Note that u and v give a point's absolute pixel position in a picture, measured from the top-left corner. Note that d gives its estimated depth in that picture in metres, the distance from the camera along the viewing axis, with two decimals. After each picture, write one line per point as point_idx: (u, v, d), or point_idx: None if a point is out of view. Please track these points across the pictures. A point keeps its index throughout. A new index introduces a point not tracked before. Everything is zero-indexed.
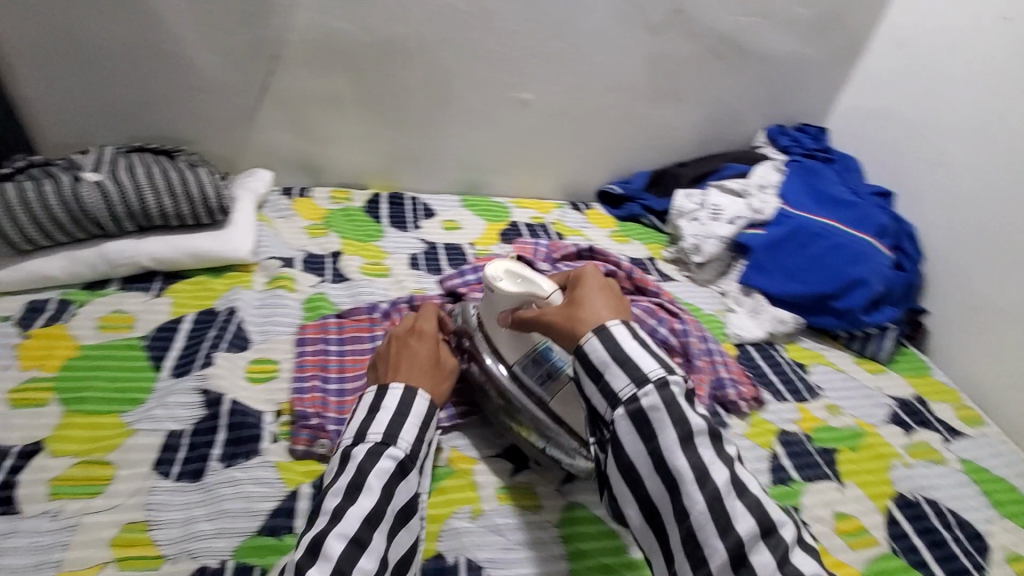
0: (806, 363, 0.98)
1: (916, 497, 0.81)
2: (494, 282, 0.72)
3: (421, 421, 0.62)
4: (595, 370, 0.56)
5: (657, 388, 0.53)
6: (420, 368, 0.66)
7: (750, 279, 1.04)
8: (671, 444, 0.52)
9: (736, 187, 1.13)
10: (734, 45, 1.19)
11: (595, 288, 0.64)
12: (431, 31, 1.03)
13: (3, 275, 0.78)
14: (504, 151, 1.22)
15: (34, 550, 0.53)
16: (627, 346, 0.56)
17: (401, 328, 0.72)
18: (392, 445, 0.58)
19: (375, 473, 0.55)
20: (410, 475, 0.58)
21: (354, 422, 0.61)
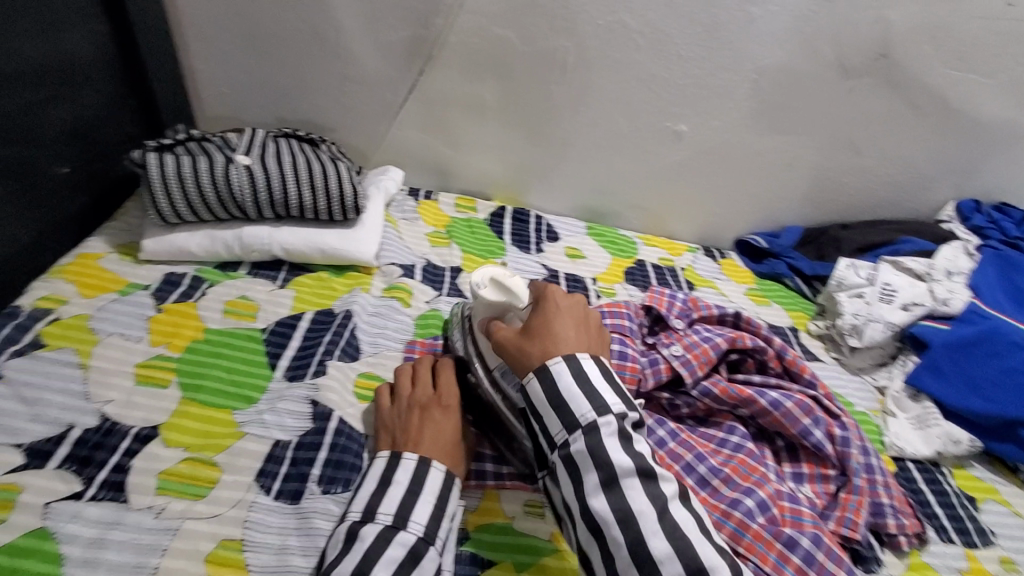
0: (977, 497, 0.78)
1: None
2: (477, 290, 0.69)
3: (436, 498, 0.54)
4: (553, 406, 0.55)
5: (584, 434, 0.53)
6: (434, 434, 0.60)
7: (919, 380, 0.86)
8: (591, 487, 0.51)
9: (917, 267, 0.96)
10: (940, 101, 1.01)
11: (563, 313, 0.62)
12: (595, 48, 0.96)
13: (150, 245, 0.79)
14: (644, 183, 1.12)
15: (136, 549, 0.51)
16: (564, 384, 0.55)
17: (424, 392, 0.64)
18: (402, 530, 0.51)
19: (381, 561, 0.49)
20: (423, 563, 0.50)
21: (362, 495, 0.55)
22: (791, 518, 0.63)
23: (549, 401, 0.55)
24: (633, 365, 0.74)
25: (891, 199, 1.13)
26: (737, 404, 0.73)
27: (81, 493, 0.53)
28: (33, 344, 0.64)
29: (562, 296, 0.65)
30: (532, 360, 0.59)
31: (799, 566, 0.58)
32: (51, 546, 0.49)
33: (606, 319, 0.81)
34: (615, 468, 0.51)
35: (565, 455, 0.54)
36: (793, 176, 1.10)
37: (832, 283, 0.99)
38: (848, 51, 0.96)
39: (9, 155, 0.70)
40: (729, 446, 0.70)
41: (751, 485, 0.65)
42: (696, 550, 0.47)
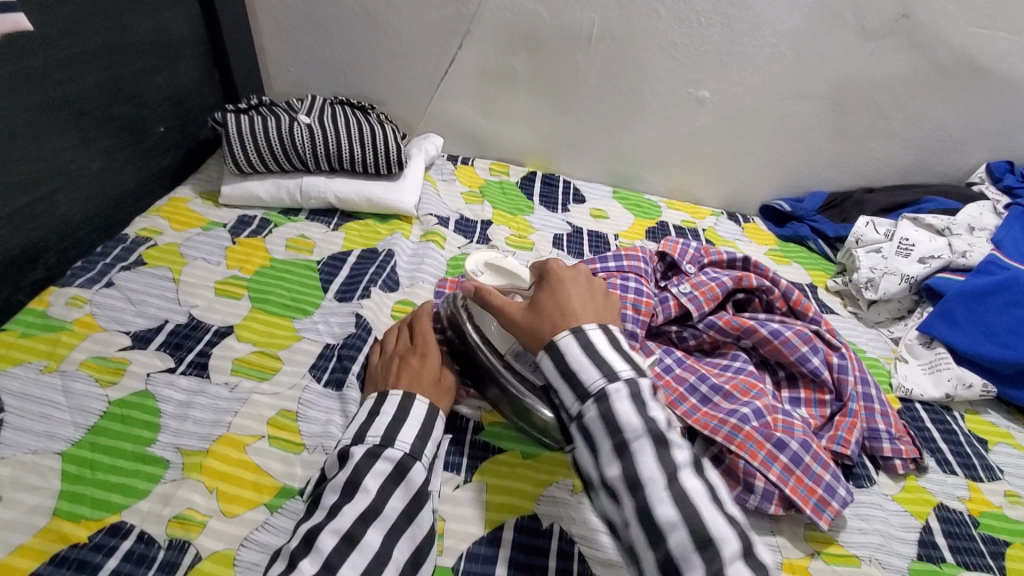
0: (986, 439, 0.80)
1: None
2: (476, 276, 0.79)
3: (419, 423, 0.59)
4: (564, 377, 0.55)
5: (595, 401, 0.51)
6: (414, 377, 0.64)
7: (933, 328, 0.88)
8: (606, 455, 0.51)
9: (938, 223, 0.98)
10: (968, 61, 1.02)
11: (568, 281, 0.63)
12: (619, 19, 1.03)
13: (228, 191, 0.93)
14: (668, 149, 1.18)
15: (214, 410, 0.63)
16: (572, 357, 0.55)
17: (404, 344, 0.69)
18: (390, 447, 0.55)
19: (370, 473, 0.53)
20: (410, 476, 0.54)
21: (355, 424, 0.59)
22: (783, 426, 0.68)
23: (557, 370, 0.55)
24: (647, 299, 0.81)
25: (920, 163, 1.14)
26: (740, 334, 0.77)
27: (173, 368, 0.66)
28: (136, 262, 0.79)
29: (565, 265, 0.66)
30: (542, 330, 0.59)
31: (786, 464, 0.64)
32: (151, 403, 0.62)
33: (623, 261, 0.87)
34: (624, 431, 0.50)
35: (581, 425, 0.52)
36: (818, 140, 1.13)
37: (850, 241, 1.02)
38: (869, 14, 0.99)
39: (120, 113, 0.86)
40: (732, 369, 0.76)
41: (749, 399, 0.71)
42: (702, 516, 0.46)
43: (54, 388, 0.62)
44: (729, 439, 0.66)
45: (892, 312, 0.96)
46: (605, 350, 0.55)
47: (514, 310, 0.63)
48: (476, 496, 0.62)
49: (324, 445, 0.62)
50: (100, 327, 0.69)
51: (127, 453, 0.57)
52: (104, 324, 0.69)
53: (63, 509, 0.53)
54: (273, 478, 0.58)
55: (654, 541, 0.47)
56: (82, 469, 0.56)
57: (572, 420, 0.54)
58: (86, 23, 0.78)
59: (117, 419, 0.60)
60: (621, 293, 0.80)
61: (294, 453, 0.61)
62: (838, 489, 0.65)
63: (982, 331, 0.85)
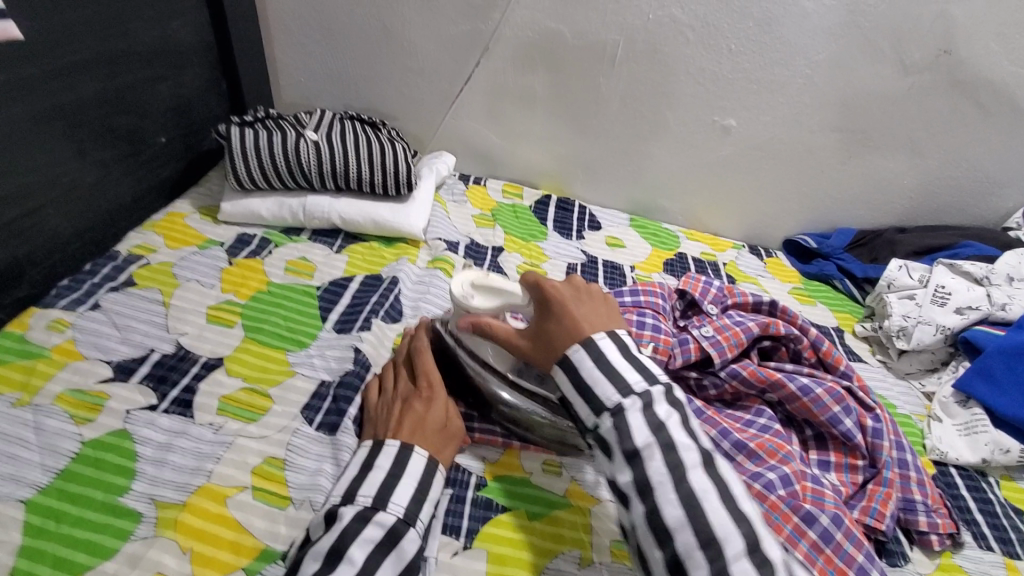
0: None
1: None
2: (466, 301, 0.68)
3: (417, 482, 0.54)
4: (579, 392, 0.52)
5: (612, 416, 0.49)
6: (416, 425, 0.58)
7: (971, 386, 0.82)
8: (617, 463, 0.48)
9: (977, 271, 0.93)
10: (1012, 100, 0.96)
11: (569, 301, 0.57)
12: (644, 41, 0.98)
13: (228, 208, 0.89)
14: (689, 178, 1.13)
15: (195, 455, 0.58)
16: (586, 370, 0.51)
17: (405, 384, 0.64)
18: (382, 511, 0.50)
19: (357, 540, 0.48)
20: (401, 545, 0.49)
21: (344, 480, 0.55)
22: (812, 496, 0.63)
23: (575, 389, 0.52)
24: (665, 337, 0.76)
25: (956, 203, 1.08)
26: (765, 388, 0.72)
27: (155, 405, 0.61)
28: (126, 282, 0.74)
29: (560, 281, 0.59)
30: (551, 352, 0.56)
31: (814, 541, 0.59)
32: (128, 445, 0.57)
33: (639, 296, 0.82)
34: (629, 443, 0.47)
35: (596, 437, 0.50)
36: (848, 176, 1.07)
37: (882, 285, 0.96)
38: (909, 47, 0.93)
39: (118, 123, 0.82)
40: (756, 427, 0.71)
41: (776, 462, 0.65)
42: (709, 518, 0.44)
43: (24, 424, 0.57)
44: (753, 509, 0.61)
45: (925, 365, 0.90)
46: (618, 358, 0.52)
47: (517, 339, 0.60)
48: (475, 563, 0.56)
49: (311, 499, 0.57)
50: (81, 356, 0.64)
51: (96, 504, 0.53)
52: (85, 352, 0.65)
53: (21, 568, 0.48)
54: (255, 537, 0.53)
55: (659, 540, 0.45)
56: (46, 520, 0.51)
57: (585, 432, 0.52)
58: (87, 30, 0.74)
59: (89, 462, 0.55)
60: (637, 331, 0.76)
61: (279, 508, 0.56)
62: (872, 572, 0.59)
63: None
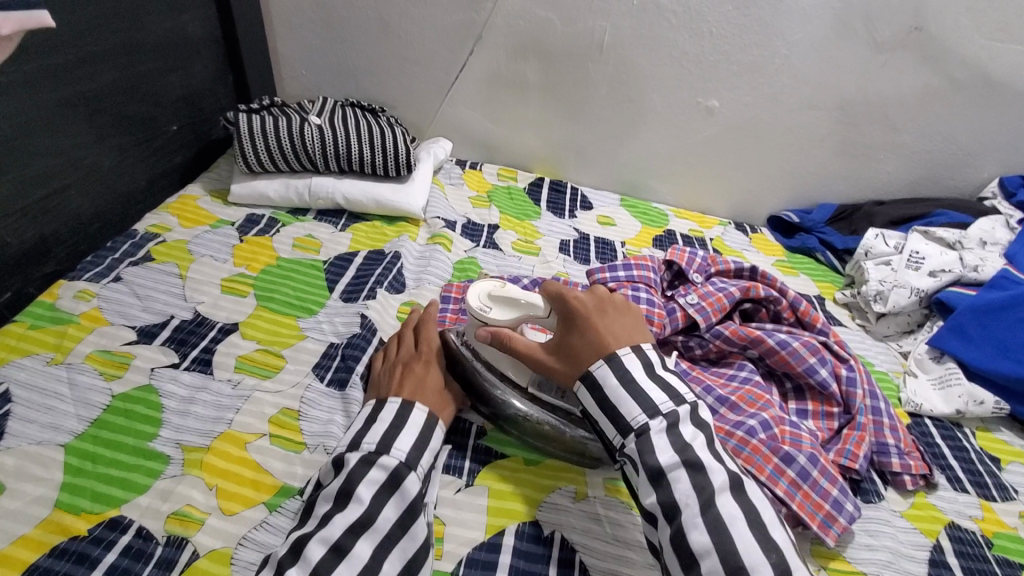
0: (998, 458, 0.78)
1: None
2: (485, 315, 0.67)
3: (418, 430, 0.58)
4: (604, 413, 0.57)
5: (638, 437, 0.54)
6: (419, 387, 0.63)
7: (944, 342, 0.86)
8: (643, 486, 0.53)
9: (949, 237, 0.96)
10: (982, 75, 1.01)
11: (588, 311, 0.61)
12: (630, 26, 1.03)
13: (237, 190, 0.93)
14: (677, 158, 1.18)
15: (216, 406, 0.63)
16: (610, 388, 0.57)
17: (409, 350, 0.68)
18: (385, 455, 0.54)
19: (363, 482, 0.52)
20: (405, 486, 0.53)
21: (352, 431, 0.59)
22: (790, 439, 0.67)
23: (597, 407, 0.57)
24: (658, 310, 0.81)
25: (932, 176, 1.13)
26: (746, 345, 0.77)
27: (177, 363, 0.66)
28: (144, 257, 0.79)
29: (582, 292, 0.63)
30: (576, 370, 0.60)
31: (794, 478, 0.64)
32: (154, 398, 0.62)
33: (632, 271, 0.87)
34: (659, 463, 0.52)
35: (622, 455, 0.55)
36: (827, 153, 1.12)
37: (860, 253, 1.01)
38: (881, 26, 0.98)
39: (134, 111, 0.86)
40: (738, 379, 0.75)
41: (756, 410, 0.70)
42: (735, 541, 0.48)
43: (59, 380, 0.62)
44: (738, 451, 0.66)
45: (902, 327, 0.95)
46: (642, 378, 0.57)
47: (542, 353, 0.63)
48: (477, 498, 0.61)
49: (325, 444, 0.61)
50: (107, 322, 0.69)
51: (129, 448, 0.57)
52: (110, 318, 0.70)
53: (64, 501, 0.53)
54: (273, 477, 0.58)
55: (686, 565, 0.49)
56: (84, 461, 0.56)
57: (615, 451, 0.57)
58: (106, 22, 0.79)
59: (120, 412, 0.60)
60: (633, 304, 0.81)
61: (295, 451, 0.60)
62: (846, 504, 0.64)
63: (996, 347, 0.83)
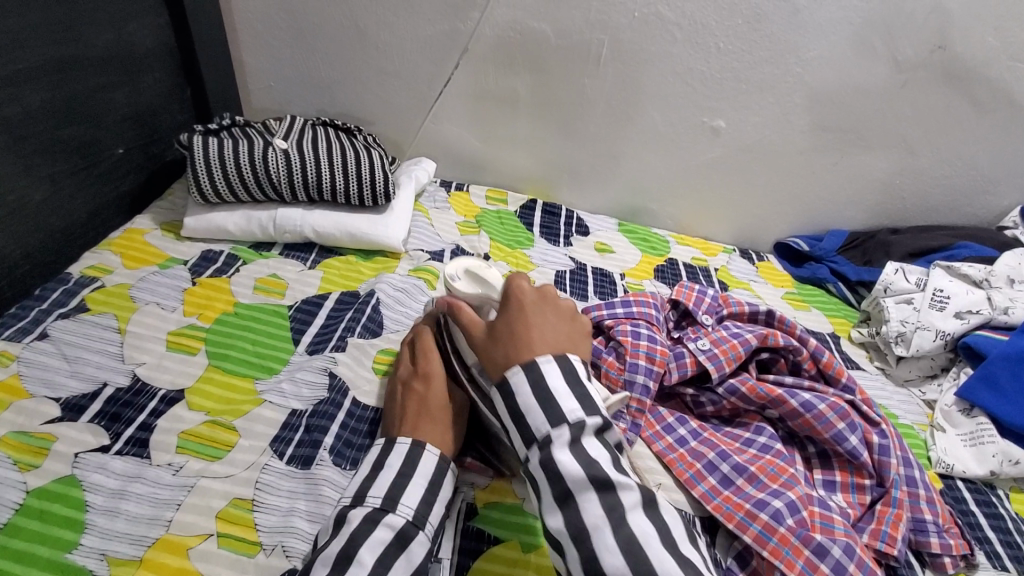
0: None
1: None
2: (452, 282, 0.68)
3: (427, 482, 0.51)
4: (514, 420, 0.47)
5: (560, 448, 0.45)
6: (421, 411, 0.56)
7: (974, 393, 0.79)
8: (570, 512, 0.43)
9: (976, 274, 0.90)
10: (1006, 96, 0.94)
11: (530, 309, 0.52)
12: (629, 40, 0.95)
13: (193, 223, 0.83)
14: (679, 180, 1.09)
15: (152, 502, 0.53)
16: (523, 395, 0.47)
17: (408, 368, 0.62)
18: (391, 512, 0.48)
19: (367, 543, 0.45)
20: (411, 548, 0.47)
21: (355, 481, 0.52)
22: (821, 524, 0.58)
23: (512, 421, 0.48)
24: (661, 348, 0.71)
25: (949, 203, 1.06)
26: (765, 404, 0.68)
27: (107, 446, 0.56)
28: (77, 308, 0.68)
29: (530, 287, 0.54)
30: (496, 363, 0.50)
31: (828, 574, 0.55)
32: (76, 494, 0.52)
33: (631, 306, 0.76)
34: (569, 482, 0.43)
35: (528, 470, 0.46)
36: (838, 177, 1.05)
37: (878, 288, 0.93)
38: (901, 44, 0.91)
39: (71, 135, 0.76)
40: (756, 446, 0.66)
41: (779, 486, 0.61)
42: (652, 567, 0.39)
43: None
44: (761, 542, 0.57)
45: (926, 371, 0.88)
46: (560, 385, 0.47)
47: (475, 328, 0.54)
48: None
49: (286, 545, 0.51)
50: (26, 394, 0.58)
51: (42, 563, 0.47)
52: (30, 388, 0.59)
53: None
54: None
55: None
56: None
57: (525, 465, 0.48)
58: (35, 34, 0.68)
59: (35, 515, 0.50)
60: (633, 342, 0.71)
61: (247, 557, 0.50)
62: None
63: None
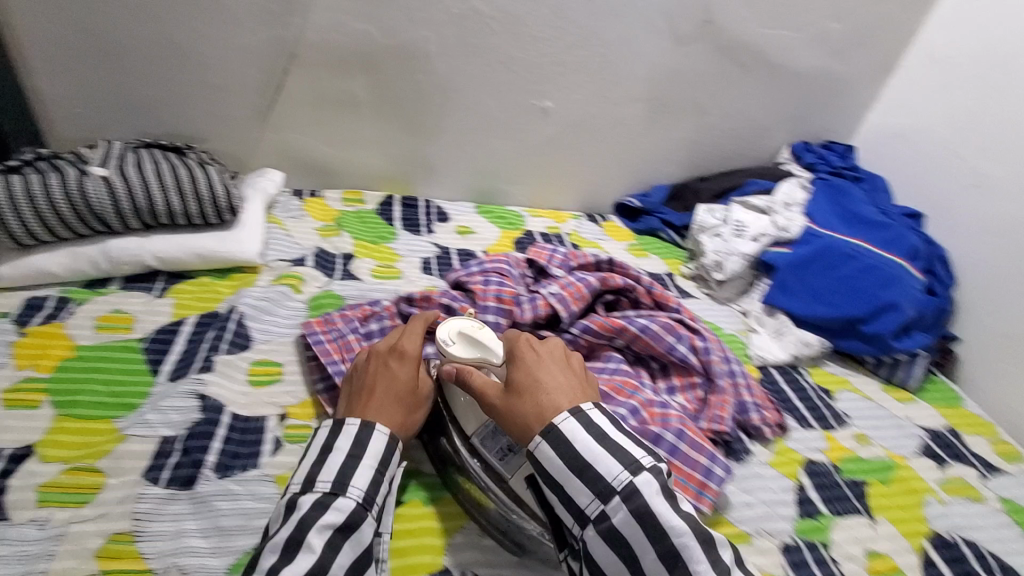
0: (831, 389, 0.91)
1: (954, 538, 0.73)
2: (445, 347, 0.65)
3: (378, 461, 0.55)
4: (574, 473, 0.53)
5: (624, 500, 0.50)
6: (392, 394, 0.60)
7: (773, 298, 0.99)
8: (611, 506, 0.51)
9: (759, 204, 1.10)
10: (762, 58, 1.16)
11: (541, 369, 0.60)
12: (452, 35, 1.01)
13: (7, 271, 0.75)
14: (523, 160, 1.19)
15: (21, 559, 0.50)
16: (585, 448, 0.53)
17: (382, 345, 0.65)
18: (341, 495, 0.52)
19: (317, 526, 0.49)
20: (360, 531, 0.51)
21: (305, 465, 0.55)
22: (659, 420, 0.71)
23: (562, 463, 0.53)
24: (511, 290, 0.81)
25: (739, 149, 1.28)
26: (613, 335, 0.79)
27: None
28: None
29: (541, 349, 0.63)
30: (526, 422, 0.56)
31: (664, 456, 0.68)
32: None
33: (485, 264, 0.87)
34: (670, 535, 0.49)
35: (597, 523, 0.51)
36: (653, 139, 1.21)
37: (695, 228, 1.10)
38: (679, 21, 1.07)
39: None
40: (607, 371, 0.76)
41: (624, 397, 0.72)
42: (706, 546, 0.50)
43: None
44: None
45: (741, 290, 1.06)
46: (598, 436, 0.54)
47: (488, 391, 0.60)
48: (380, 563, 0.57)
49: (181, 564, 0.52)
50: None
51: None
52: None
53: None
54: None
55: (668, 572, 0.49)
56: None
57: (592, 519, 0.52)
58: None
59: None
60: (484, 288, 0.81)
61: None
62: (714, 470, 0.68)
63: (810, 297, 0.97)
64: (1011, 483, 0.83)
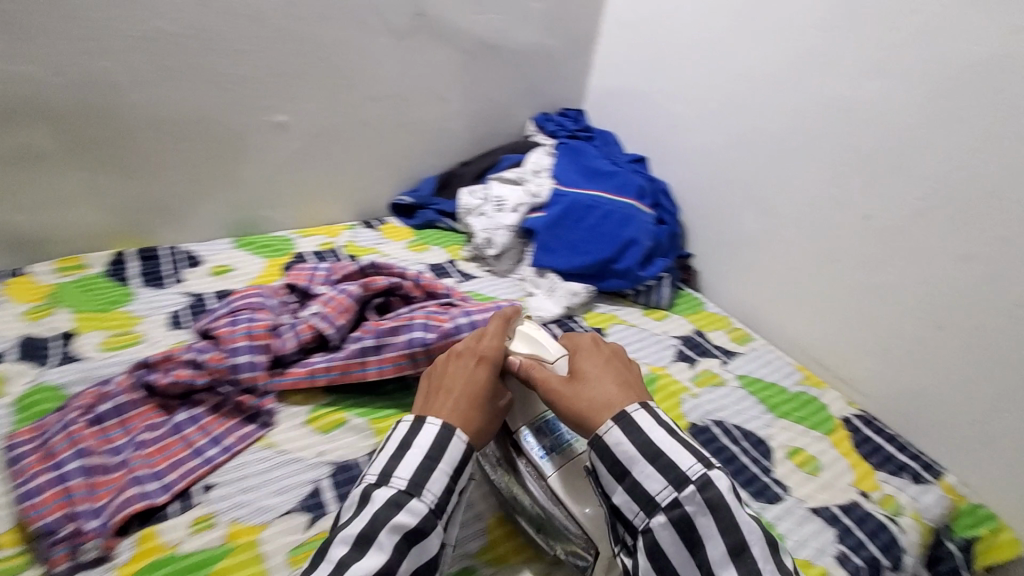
0: (603, 326, 1.03)
1: (706, 423, 0.87)
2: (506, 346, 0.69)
3: (452, 466, 0.54)
4: (648, 459, 0.54)
5: (676, 492, 0.52)
6: (467, 398, 0.59)
7: (541, 261, 1.08)
8: (611, 484, 0.55)
9: (512, 176, 1.19)
10: (483, 43, 1.19)
11: (589, 367, 0.62)
12: (136, 60, 0.86)
13: None
14: (273, 180, 1.08)
15: None
16: (671, 419, 0.57)
17: (469, 346, 0.65)
18: (415, 496, 0.51)
19: (388, 525, 0.49)
20: (424, 541, 0.50)
21: (379, 458, 0.55)
22: None
23: (638, 450, 0.54)
24: (264, 322, 0.78)
25: (490, 130, 1.31)
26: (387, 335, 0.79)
27: None
28: None
29: (597, 344, 0.67)
30: (588, 414, 0.58)
31: None
32: None
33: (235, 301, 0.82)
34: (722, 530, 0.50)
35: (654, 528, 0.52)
36: (406, 135, 1.19)
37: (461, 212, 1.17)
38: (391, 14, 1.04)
39: None
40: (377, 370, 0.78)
41: None
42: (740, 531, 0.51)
43: None
44: None
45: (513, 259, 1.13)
46: (649, 422, 0.56)
47: (552, 383, 0.62)
48: None
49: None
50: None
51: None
52: None
53: None
54: None
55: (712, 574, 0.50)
56: None
57: (657, 509, 0.52)
58: None
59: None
60: (230, 329, 0.77)
61: None
62: None
63: (568, 251, 1.08)
64: (742, 363, 1.01)
